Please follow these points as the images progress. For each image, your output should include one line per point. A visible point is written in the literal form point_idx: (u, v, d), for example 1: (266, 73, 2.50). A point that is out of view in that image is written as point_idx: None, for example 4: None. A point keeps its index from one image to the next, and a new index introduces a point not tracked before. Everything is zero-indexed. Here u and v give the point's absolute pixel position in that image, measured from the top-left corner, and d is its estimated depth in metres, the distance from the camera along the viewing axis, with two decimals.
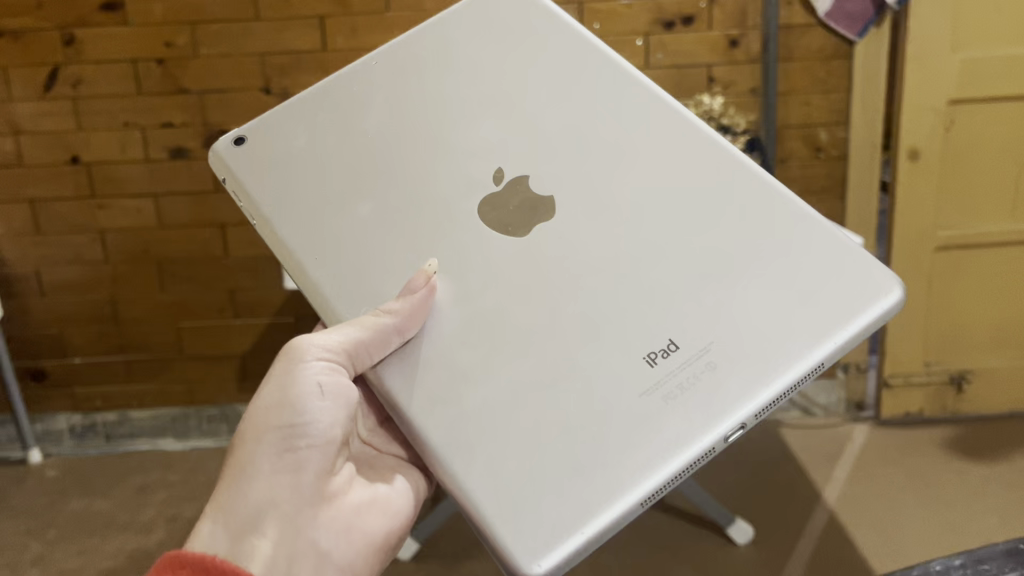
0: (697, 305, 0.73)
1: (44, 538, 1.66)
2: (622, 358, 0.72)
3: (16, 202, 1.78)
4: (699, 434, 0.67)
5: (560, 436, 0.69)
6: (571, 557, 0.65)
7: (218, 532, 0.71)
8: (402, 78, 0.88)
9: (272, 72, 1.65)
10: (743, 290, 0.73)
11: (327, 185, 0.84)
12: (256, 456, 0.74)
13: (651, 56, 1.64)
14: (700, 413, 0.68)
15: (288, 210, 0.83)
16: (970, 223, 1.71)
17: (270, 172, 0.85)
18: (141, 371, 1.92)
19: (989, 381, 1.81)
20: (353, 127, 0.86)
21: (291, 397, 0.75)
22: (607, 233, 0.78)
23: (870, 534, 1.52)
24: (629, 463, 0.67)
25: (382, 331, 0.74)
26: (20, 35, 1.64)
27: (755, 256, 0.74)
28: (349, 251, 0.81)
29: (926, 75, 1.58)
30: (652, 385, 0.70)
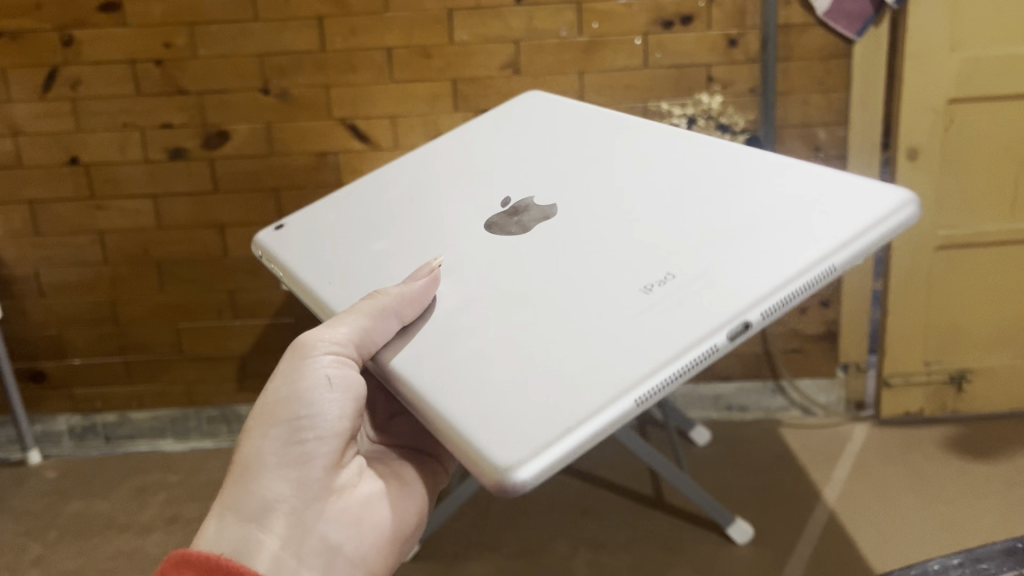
0: (692, 249, 0.77)
1: (44, 539, 1.66)
2: (620, 291, 0.74)
3: (16, 203, 1.78)
4: (693, 337, 0.69)
5: (555, 352, 0.70)
6: (562, 449, 0.63)
7: (223, 530, 0.71)
8: (420, 168, 1.05)
9: (272, 72, 1.65)
10: (735, 235, 0.77)
11: (345, 238, 0.96)
12: (263, 450, 0.74)
13: (650, 56, 1.64)
14: (696, 320, 0.70)
15: (311, 256, 0.95)
16: (970, 222, 1.70)
17: (299, 241, 0.99)
18: (140, 371, 1.92)
19: (989, 381, 1.81)
20: (373, 204, 1.00)
21: (299, 391, 0.75)
22: (601, 223, 0.84)
23: (869, 533, 1.52)
24: (624, 366, 0.67)
25: (383, 311, 0.77)
26: (19, 36, 1.64)
27: (745, 212, 0.79)
28: (358, 272, 0.89)
29: (924, 74, 1.58)
30: (650, 303, 0.72)
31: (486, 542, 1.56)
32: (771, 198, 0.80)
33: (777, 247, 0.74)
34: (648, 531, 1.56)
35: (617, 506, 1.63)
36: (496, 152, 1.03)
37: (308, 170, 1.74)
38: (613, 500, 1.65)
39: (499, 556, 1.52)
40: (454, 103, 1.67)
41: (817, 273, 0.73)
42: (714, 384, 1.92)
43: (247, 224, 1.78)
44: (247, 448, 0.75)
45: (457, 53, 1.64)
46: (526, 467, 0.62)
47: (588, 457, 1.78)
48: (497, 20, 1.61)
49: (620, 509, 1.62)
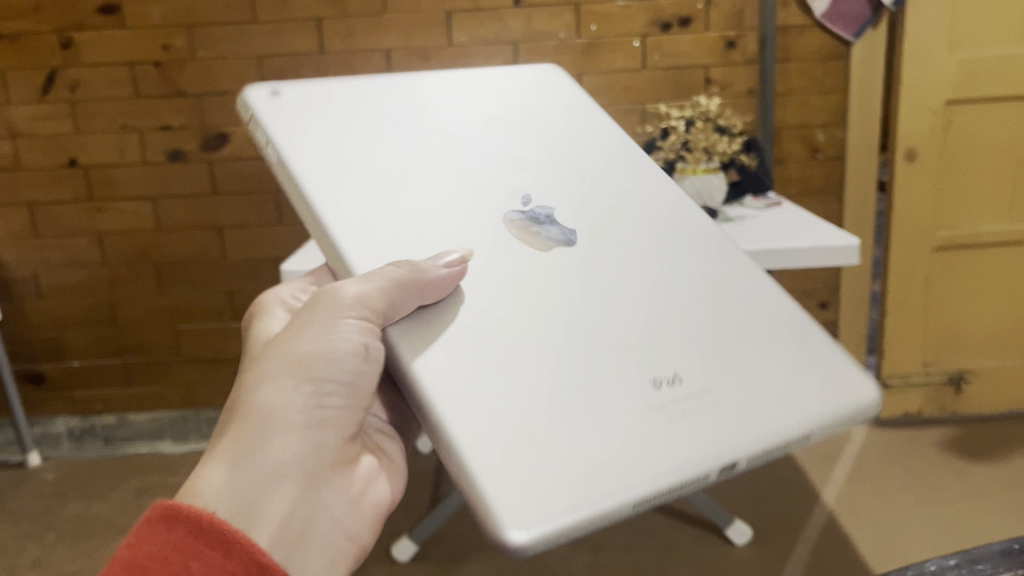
0: (698, 346, 0.65)
1: (43, 542, 1.64)
2: (626, 369, 0.62)
3: (14, 206, 1.78)
4: (690, 455, 0.57)
5: (564, 414, 0.58)
6: (564, 532, 0.53)
7: (228, 480, 0.57)
8: (454, 92, 0.87)
9: (270, 74, 1.66)
10: (740, 350, 0.65)
11: (358, 148, 0.78)
12: (280, 403, 0.60)
13: (649, 57, 1.64)
14: (698, 437, 0.58)
15: (318, 154, 0.76)
16: (968, 222, 1.71)
17: (307, 127, 0.79)
18: (139, 373, 1.92)
19: (987, 381, 1.81)
20: (392, 115, 0.82)
21: (330, 349, 0.62)
22: (619, 258, 0.72)
23: (870, 534, 1.50)
24: (623, 466, 0.56)
25: (411, 286, 0.63)
26: (18, 39, 1.65)
27: (752, 320, 0.68)
28: (372, 204, 0.72)
29: (922, 75, 1.58)
30: (658, 402, 0.60)
31: (487, 543, 1.56)
32: (778, 312, 0.69)
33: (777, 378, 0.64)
34: (647, 531, 1.56)
35: None
36: (533, 110, 0.87)
37: None
38: None
39: (499, 556, 1.52)
40: None
41: (811, 429, 0.61)
42: None
43: (246, 226, 1.78)
44: (259, 386, 0.61)
45: (455, 54, 1.64)
46: (526, 539, 0.52)
47: None
48: (495, 22, 1.62)
49: None
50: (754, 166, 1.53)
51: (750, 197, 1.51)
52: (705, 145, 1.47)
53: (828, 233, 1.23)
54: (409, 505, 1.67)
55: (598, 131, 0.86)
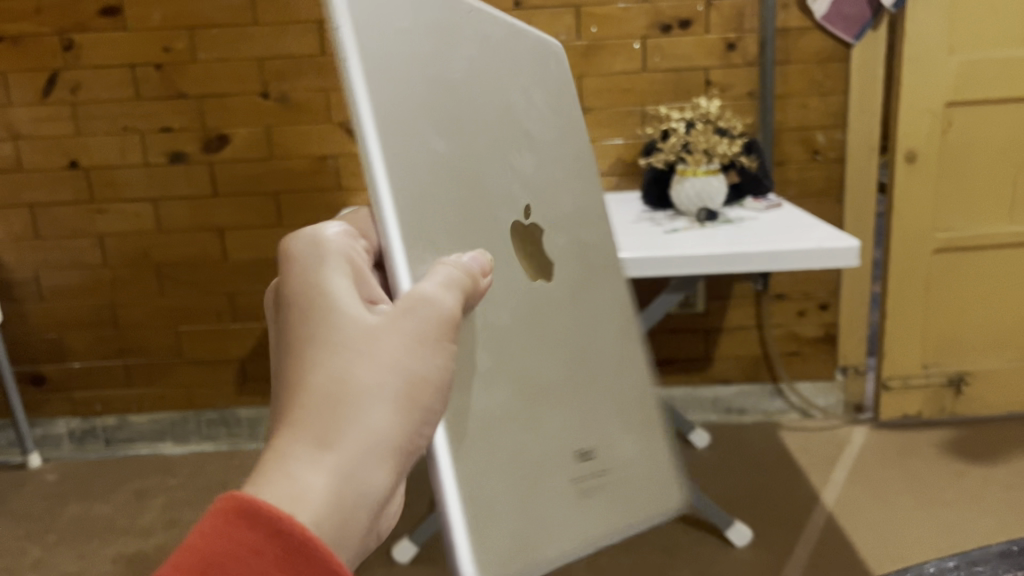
0: (602, 419, 0.67)
1: (44, 543, 1.64)
2: (563, 430, 0.61)
3: (15, 207, 1.78)
4: (584, 537, 0.60)
5: (520, 474, 0.55)
6: None
7: (322, 500, 0.37)
8: (512, 56, 0.65)
9: (270, 76, 1.66)
10: (625, 431, 0.69)
11: (431, 97, 0.52)
12: (382, 412, 0.40)
13: (649, 60, 1.65)
14: (592, 519, 0.61)
15: (402, 90, 0.50)
16: (968, 224, 1.71)
17: (394, 34, 0.50)
18: (140, 374, 1.92)
19: (987, 383, 1.81)
20: (461, 51, 0.57)
21: (439, 357, 0.44)
22: (572, 304, 0.68)
23: (869, 535, 1.51)
24: (548, 534, 0.56)
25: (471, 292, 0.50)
26: (19, 40, 1.65)
27: (634, 406, 0.73)
28: (424, 203, 0.50)
29: (922, 77, 1.59)
30: (576, 474, 0.61)
31: None
32: (648, 403, 0.75)
33: (643, 477, 0.70)
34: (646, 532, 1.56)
35: None
36: (547, 112, 0.70)
37: (306, 173, 1.73)
38: None
39: None
40: None
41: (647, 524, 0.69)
42: (713, 387, 1.91)
43: (246, 227, 1.78)
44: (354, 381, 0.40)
45: None
46: None
47: None
48: None
49: None
50: (754, 167, 1.53)
51: (750, 199, 1.52)
52: (705, 146, 1.46)
53: (829, 235, 1.23)
54: (408, 507, 1.67)
55: (578, 156, 0.76)
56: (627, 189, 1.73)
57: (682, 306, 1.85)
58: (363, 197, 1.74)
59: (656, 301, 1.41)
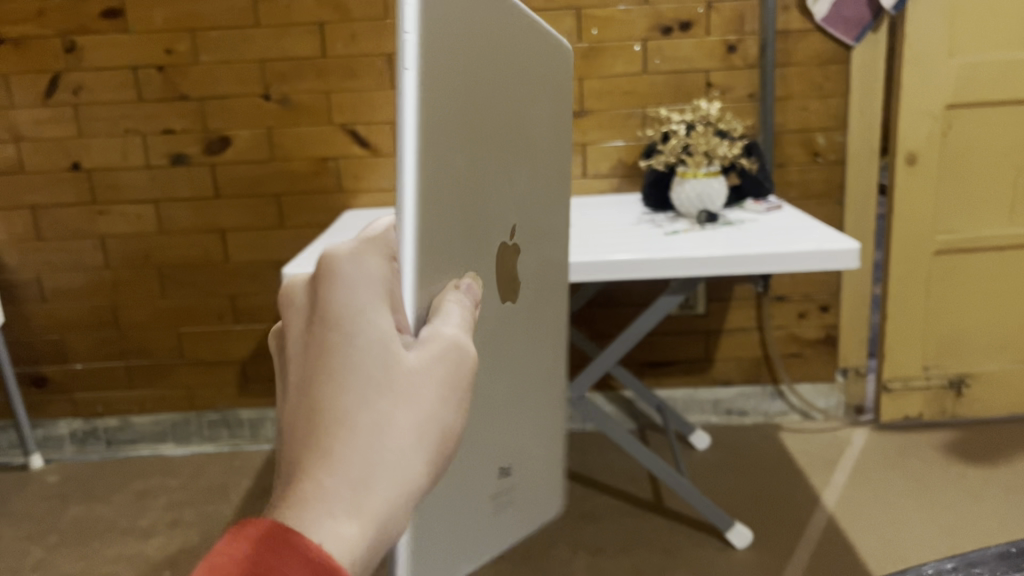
0: (528, 433, 0.68)
1: (45, 544, 1.64)
2: (500, 444, 0.61)
3: (17, 209, 1.78)
4: (489, 551, 0.60)
5: (455, 484, 0.54)
6: None
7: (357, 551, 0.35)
8: (525, 70, 0.61)
9: (272, 78, 1.67)
10: (538, 447, 0.70)
11: (462, 115, 0.49)
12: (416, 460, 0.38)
13: (649, 62, 1.65)
14: (498, 535, 0.62)
15: (445, 108, 0.46)
16: (968, 226, 1.71)
17: (453, 44, 0.46)
18: (142, 375, 1.92)
19: (988, 385, 1.81)
20: (489, 65, 0.53)
21: (463, 403, 0.42)
22: (527, 315, 0.68)
23: (869, 537, 1.51)
24: (463, 545, 0.56)
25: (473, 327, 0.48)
26: (21, 42, 1.66)
27: (551, 424, 0.74)
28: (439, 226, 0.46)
29: (922, 79, 1.59)
30: (498, 488, 0.61)
31: None
32: (560, 425, 0.77)
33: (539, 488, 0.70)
34: (647, 534, 1.56)
35: (616, 509, 1.65)
36: (540, 127, 0.67)
37: (308, 175, 1.73)
38: (613, 503, 1.67)
39: (500, 559, 1.52)
40: None
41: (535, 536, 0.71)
42: (714, 388, 1.91)
43: (247, 229, 1.78)
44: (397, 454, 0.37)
45: None
46: None
47: (589, 465, 1.82)
48: None
49: (619, 512, 1.63)
50: (755, 169, 1.53)
51: (750, 201, 1.52)
52: (705, 148, 1.46)
53: (829, 237, 1.23)
54: None
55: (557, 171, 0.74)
56: (627, 191, 1.73)
57: (683, 307, 1.85)
58: (364, 198, 1.74)
59: (656, 302, 1.41)
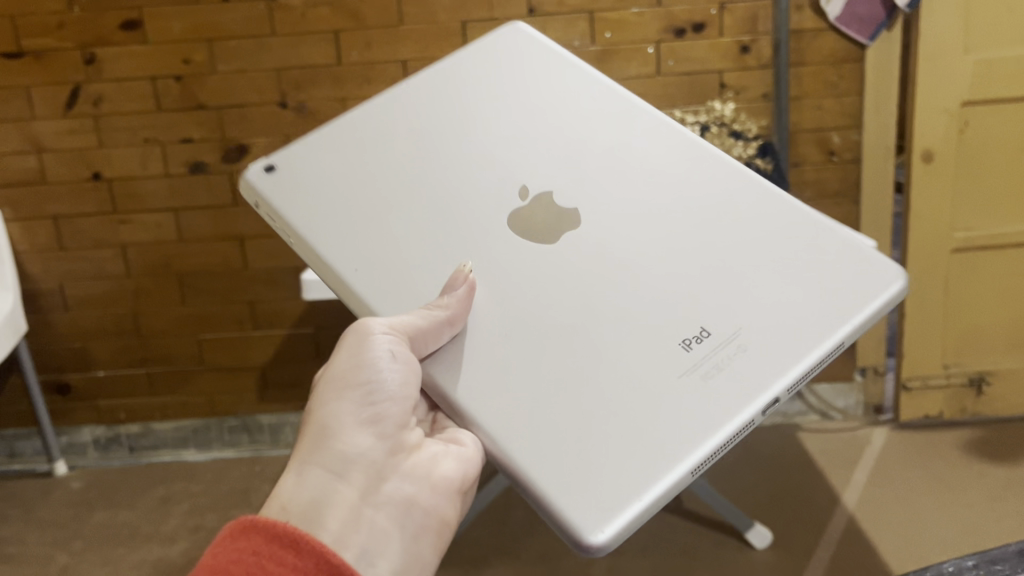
0: (704, 383, 0.74)
1: (71, 549, 1.68)
2: (659, 372, 0.75)
3: (39, 218, 1.81)
4: (688, 451, 0.70)
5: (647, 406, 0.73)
6: (635, 520, 0.68)
7: (301, 481, 0.71)
8: None
9: (288, 86, 1.68)
10: (744, 364, 0.75)
11: (588, 121, 0.93)
12: (322, 418, 0.74)
13: (663, 63, 1.65)
14: (731, 395, 0.73)
15: (327, 200, 0.89)
16: (984, 224, 1.70)
17: (297, 186, 0.91)
18: (162, 382, 1.94)
19: (1008, 383, 1.80)
20: None
21: (342, 372, 0.76)
22: (768, 342, 0.76)
23: (890, 539, 1.51)
24: (681, 434, 0.71)
25: (435, 322, 0.77)
26: (42, 55, 1.68)
27: (729, 362, 0.75)
28: (373, 247, 0.85)
29: (938, 77, 1.58)
30: (691, 365, 0.75)
31: (508, 547, 1.57)
32: (749, 351, 0.76)
33: (795, 298, 0.79)
34: (664, 535, 1.56)
35: None
36: None
37: None
38: None
39: (520, 561, 1.54)
40: None
41: None
42: None
43: (266, 236, 1.80)
44: (334, 439, 0.73)
45: None
46: (622, 529, 0.67)
47: None
48: None
49: None
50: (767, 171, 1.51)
51: None
52: None
53: None
54: None
55: None
56: None
57: None
58: None
59: None
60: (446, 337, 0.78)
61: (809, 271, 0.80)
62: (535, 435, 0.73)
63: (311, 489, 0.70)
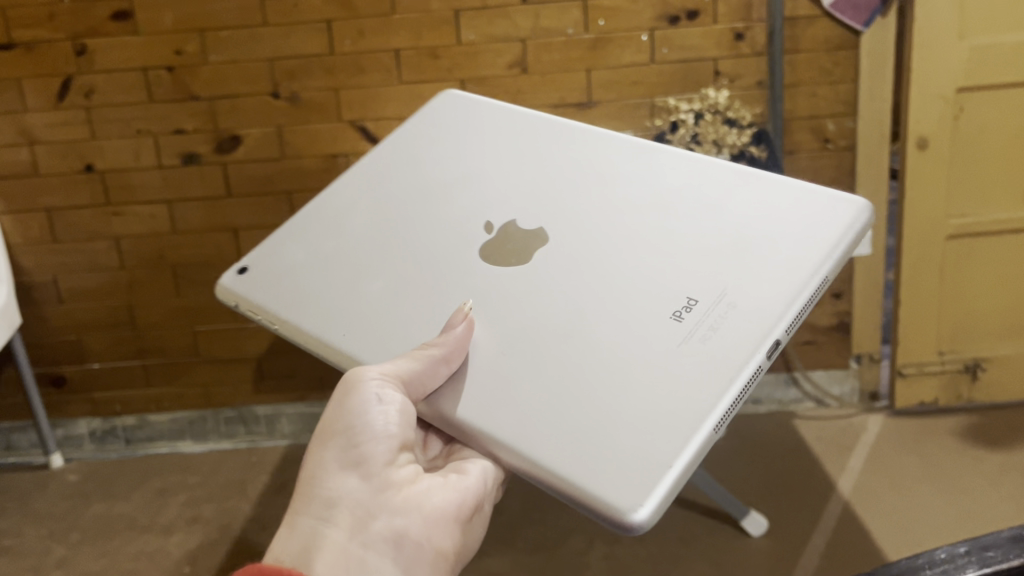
0: (704, 345, 0.79)
1: (67, 542, 1.69)
2: (658, 343, 0.80)
3: (32, 211, 1.80)
4: (708, 406, 0.75)
5: (655, 376, 0.78)
6: (675, 480, 0.72)
7: (291, 534, 0.74)
8: None
9: (281, 76, 1.67)
10: (737, 319, 0.81)
11: (536, 158, 1.03)
12: (311, 468, 0.77)
13: (657, 51, 1.64)
14: (734, 346, 0.78)
15: (298, 284, 1.00)
16: (979, 210, 1.70)
17: (293, 283, 1.00)
18: (158, 374, 1.94)
19: (1003, 369, 1.80)
20: None
21: (329, 421, 0.79)
22: (760, 295, 0.82)
23: (883, 525, 1.52)
24: (695, 393, 0.76)
25: (431, 359, 0.82)
26: (32, 46, 1.66)
27: (722, 322, 0.81)
28: (343, 312, 0.94)
29: (932, 64, 1.57)
30: (688, 329, 0.81)
31: (504, 537, 1.57)
32: (740, 310, 0.81)
33: (774, 251, 0.85)
34: (659, 523, 1.57)
35: None
36: None
37: (319, 172, 1.75)
38: None
39: (516, 550, 1.54)
40: None
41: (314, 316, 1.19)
42: None
43: (261, 227, 1.80)
44: (320, 488, 0.75)
45: (463, 53, 1.65)
46: (663, 492, 0.71)
47: None
48: (503, 20, 1.62)
49: None
50: (764, 157, 1.52)
51: None
52: (715, 137, 1.51)
53: None
54: None
55: None
56: None
57: None
58: None
59: None
60: (444, 375, 0.84)
61: (782, 232, 0.87)
62: (547, 426, 0.78)
63: (297, 541, 0.73)
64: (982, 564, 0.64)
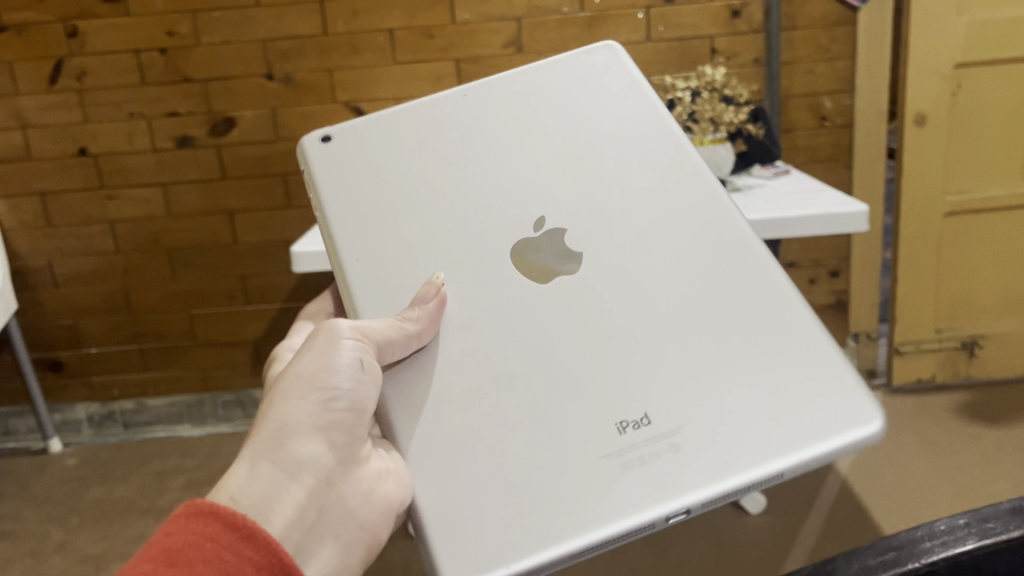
0: (621, 474, 0.65)
1: (67, 525, 1.68)
2: (579, 446, 0.66)
3: (27, 195, 1.79)
4: (564, 537, 0.62)
5: (539, 479, 0.65)
6: None
7: (254, 475, 0.60)
8: None
9: (274, 57, 1.66)
10: (673, 465, 0.65)
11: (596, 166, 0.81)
12: (283, 412, 0.64)
13: (653, 29, 1.63)
14: (645, 491, 0.64)
15: (358, 208, 0.79)
16: (977, 187, 1.70)
17: (360, 193, 0.80)
18: (155, 358, 1.94)
19: (1000, 346, 1.80)
20: None
21: (318, 367, 0.66)
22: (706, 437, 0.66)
23: (882, 500, 1.52)
24: (568, 519, 0.63)
25: (401, 331, 0.69)
26: (23, 29, 1.66)
27: (653, 454, 0.65)
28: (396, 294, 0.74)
29: (930, 39, 1.57)
30: (617, 448, 0.66)
31: None
32: (678, 445, 0.66)
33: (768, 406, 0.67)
34: None
35: None
36: None
37: None
38: None
39: None
40: (457, 82, 1.67)
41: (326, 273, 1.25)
42: None
43: (256, 210, 1.79)
44: (293, 440, 0.63)
45: (458, 33, 1.63)
46: None
47: None
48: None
49: None
50: (761, 134, 1.53)
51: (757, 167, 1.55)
52: (711, 115, 1.46)
53: (838, 200, 1.23)
54: None
55: None
56: None
57: None
58: None
59: None
60: (413, 350, 0.71)
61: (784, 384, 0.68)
62: (425, 474, 0.66)
63: (260, 489, 0.60)
64: (983, 535, 0.64)
